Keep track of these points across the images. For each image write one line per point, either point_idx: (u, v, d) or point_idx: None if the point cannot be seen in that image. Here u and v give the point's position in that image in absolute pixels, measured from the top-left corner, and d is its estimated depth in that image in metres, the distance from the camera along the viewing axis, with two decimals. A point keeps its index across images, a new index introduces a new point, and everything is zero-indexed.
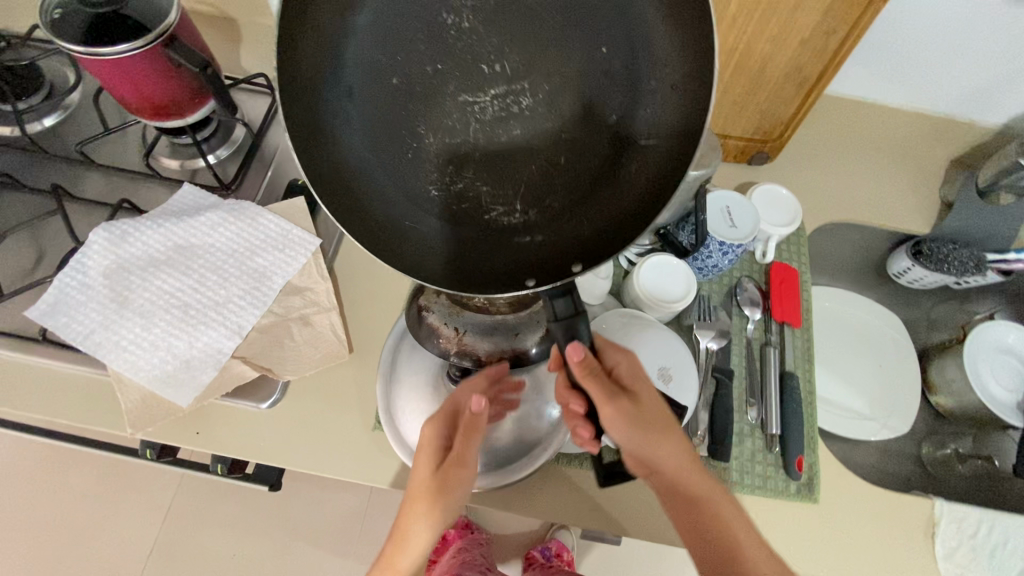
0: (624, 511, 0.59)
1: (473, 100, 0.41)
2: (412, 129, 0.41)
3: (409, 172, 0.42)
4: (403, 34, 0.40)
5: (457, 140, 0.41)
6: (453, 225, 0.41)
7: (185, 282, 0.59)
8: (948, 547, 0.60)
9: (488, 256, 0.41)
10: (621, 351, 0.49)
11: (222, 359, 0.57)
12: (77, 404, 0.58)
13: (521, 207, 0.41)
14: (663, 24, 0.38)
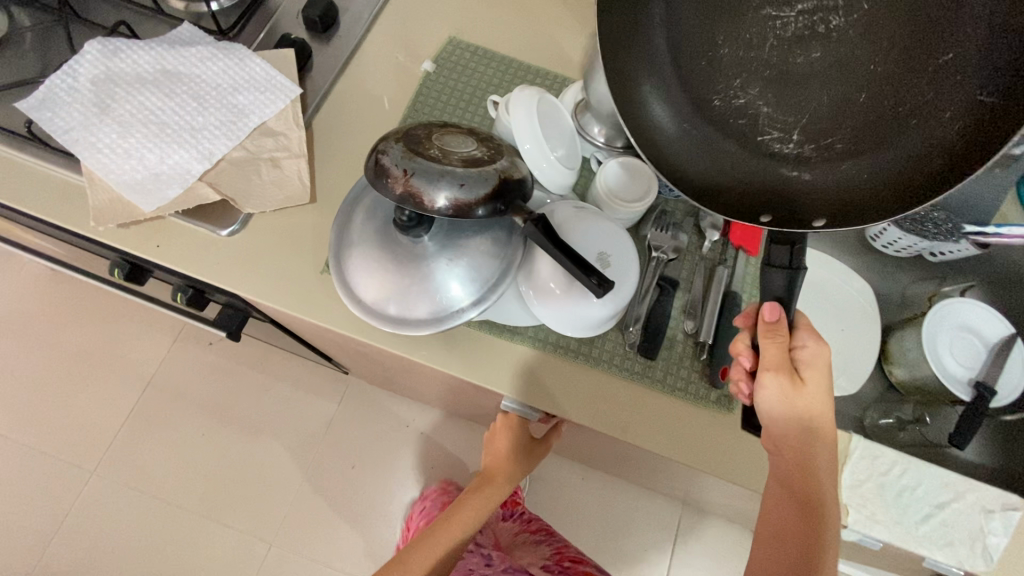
0: (546, 388, 0.61)
1: (780, 15, 0.51)
2: (713, 50, 0.52)
3: (716, 108, 0.53)
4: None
5: (751, 55, 0.52)
6: (705, 147, 0.53)
7: (169, 103, 0.62)
8: (855, 479, 0.61)
9: (744, 173, 0.53)
10: (814, 338, 0.52)
11: (189, 179, 0.60)
12: (52, 202, 0.62)
13: (795, 139, 0.52)
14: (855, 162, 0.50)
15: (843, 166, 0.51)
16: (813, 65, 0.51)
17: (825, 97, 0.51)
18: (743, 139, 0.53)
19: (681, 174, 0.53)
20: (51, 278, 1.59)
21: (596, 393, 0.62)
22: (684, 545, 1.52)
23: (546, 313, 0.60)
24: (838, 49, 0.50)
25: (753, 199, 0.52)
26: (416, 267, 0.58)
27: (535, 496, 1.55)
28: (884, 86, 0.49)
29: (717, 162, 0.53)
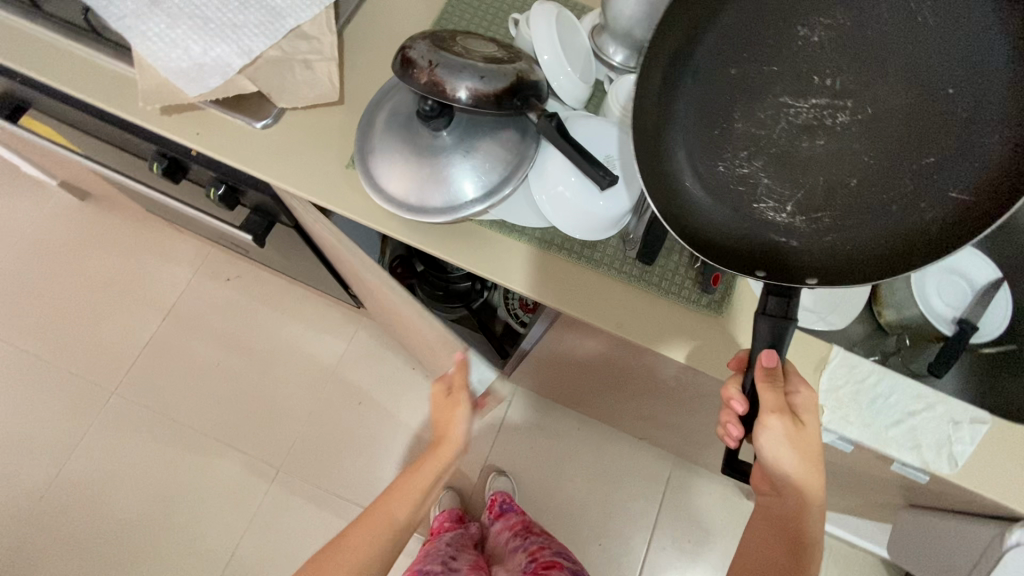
0: (549, 284, 0.66)
1: (794, 105, 0.55)
2: (727, 118, 0.56)
3: (724, 176, 0.57)
4: (728, 76, 0.55)
5: (762, 132, 0.56)
6: (710, 207, 0.57)
7: (213, 2, 0.66)
8: (833, 383, 0.65)
9: (741, 232, 0.57)
10: (805, 384, 0.57)
11: (229, 71, 0.64)
12: (101, 88, 0.67)
13: (789, 211, 0.56)
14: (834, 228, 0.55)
15: (827, 239, 0.55)
16: (815, 154, 0.55)
17: (821, 181, 0.55)
18: (740, 202, 0.57)
19: (689, 224, 0.57)
20: (79, 208, 1.65)
21: (595, 292, 0.67)
22: (674, 494, 1.58)
23: (554, 212, 0.65)
24: (837, 143, 0.55)
25: (748, 256, 0.57)
26: (436, 160, 0.63)
27: (533, 441, 1.60)
28: (874, 182, 0.54)
29: (719, 220, 0.57)
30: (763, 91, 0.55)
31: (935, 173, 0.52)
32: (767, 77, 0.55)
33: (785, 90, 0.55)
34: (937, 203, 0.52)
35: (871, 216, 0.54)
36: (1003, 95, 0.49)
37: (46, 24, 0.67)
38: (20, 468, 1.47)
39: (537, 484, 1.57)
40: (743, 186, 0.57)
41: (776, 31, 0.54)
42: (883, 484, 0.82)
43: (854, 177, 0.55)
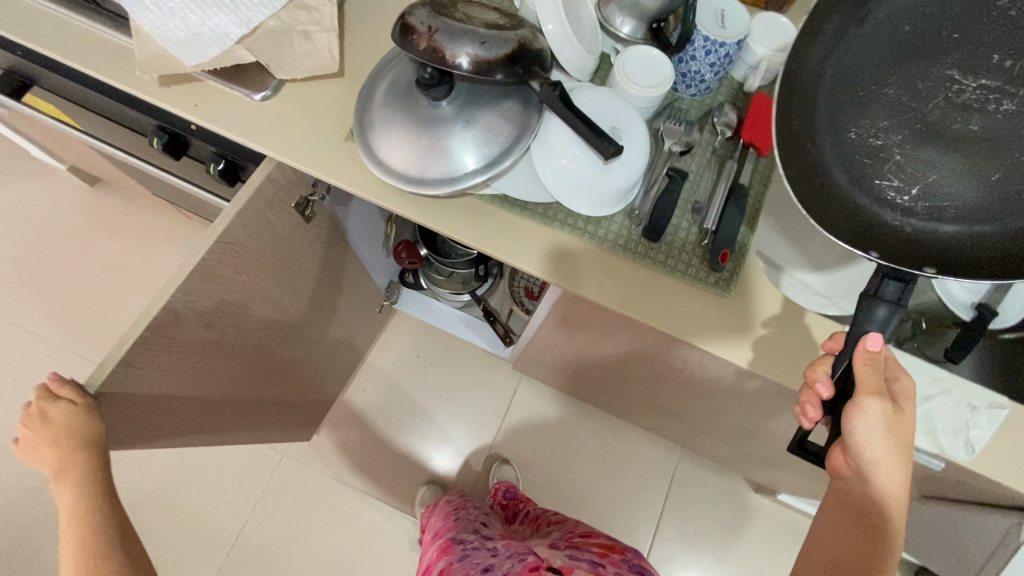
0: (553, 262, 0.64)
1: (961, 82, 0.49)
2: (879, 86, 0.51)
3: (875, 144, 0.52)
4: (891, 37, 0.49)
5: (911, 104, 0.51)
6: (836, 175, 0.53)
7: None
8: None
9: (854, 212, 0.54)
10: (904, 373, 0.55)
11: (227, 42, 0.63)
12: (99, 59, 0.66)
13: (908, 195, 0.52)
14: (952, 219, 0.52)
15: (943, 230, 0.52)
16: (964, 135, 0.50)
17: (961, 169, 0.51)
18: (865, 179, 0.53)
19: (815, 196, 0.54)
20: (90, 192, 1.67)
21: (600, 270, 0.64)
22: (679, 485, 1.56)
23: (555, 185, 0.63)
24: (995, 128, 0.49)
25: (870, 234, 0.53)
26: (437, 130, 0.61)
27: (536, 431, 1.59)
28: (1017, 176, 0.49)
29: (847, 190, 0.53)
30: (935, 57, 0.49)
31: None
32: (943, 41, 0.48)
33: (956, 61, 0.48)
34: None
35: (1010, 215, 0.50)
36: None
37: None
38: None
39: (541, 474, 1.56)
40: (875, 160, 0.52)
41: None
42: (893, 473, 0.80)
43: (998, 166, 0.50)
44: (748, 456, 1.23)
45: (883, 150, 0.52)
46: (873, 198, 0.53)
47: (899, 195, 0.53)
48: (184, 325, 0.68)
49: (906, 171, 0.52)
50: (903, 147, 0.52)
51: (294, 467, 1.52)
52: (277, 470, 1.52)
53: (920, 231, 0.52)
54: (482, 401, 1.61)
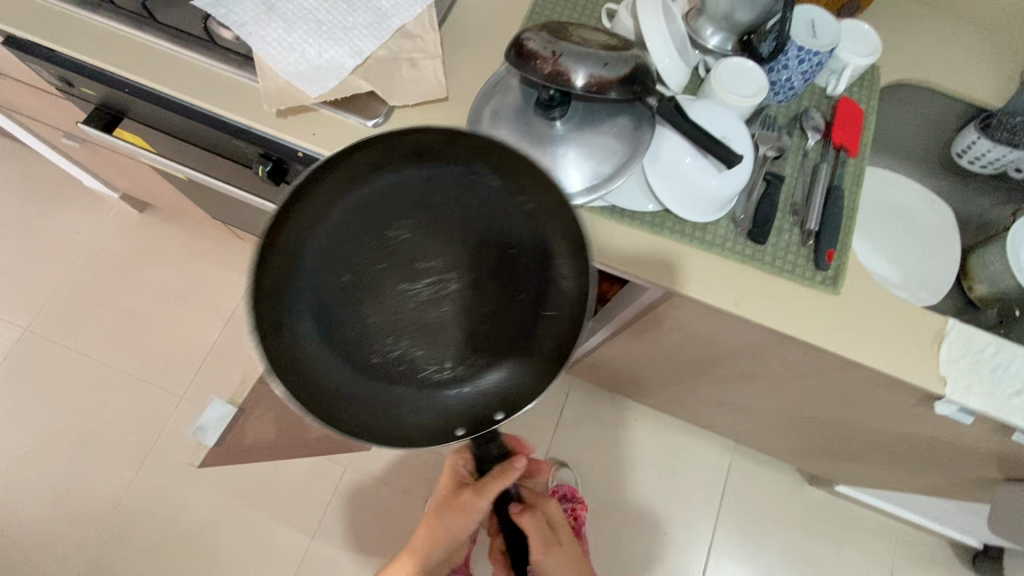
0: (666, 269, 0.67)
1: (410, 287, 0.53)
2: (336, 311, 0.50)
3: (342, 330, 0.50)
4: (312, 286, 0.49)
5: (396, 317, 0.52)
6: (342, 378, 0.50)
7: (323, 7, 0.69)
8: (952, 355, 0.65)
9: (388, 422, 0.50)
10: (542, 499, 0.83)
11: (343, 72, 0.67)
12: (219, 95, 0.69)
13: (448, 364, 0.53)
14: (440, 390, 0.53)
15: (467, 390, 0.53)
16: (442, 322, 0.53)
17: (419, 353, 0.53)
18: (352, 386, 0.50)
19: (347, 420, 0.48)
20: (139, 219, 1.70)
21: (710, 274, 0.67)
22: (735, 481, 1.58)
23: (665, 194, 0.66)
24: (436, 318, 0.53)
25: (324, 390, 0.49)
26: (550, 147, 0.64)
27: (590, 434, 1.61)
28: (464, 343, 0.53)
29: (304, 342, 0.49)
30: (329, 272, 0.50)
31: (529, 350, 0.53)
32: (366, 281, 0.51)
33: (422, 279, 0.53)
34: (541, 375, 0.52)
35: (507, 356, 0.53)
36: (541, 262, 0.52)
37: (165, 35, 0.70)
38: (96, 475, 1.51)
39: (598, 477, 1.58)
40: (371, 350, 0.51)
41: (440, 184, 0.51)
42: (981, 458, 0.82)
43: (473, 358, 0.53)
44: (812, 450, 1.25)
45: (350, 330, 0.51)
46: (374, 410, 0.50)
47: (411, 378, 0.52)
48: None
49: (403, 354, 0.52)
50: (381, 351, 0.52)
51: (356, 481, 1.54)
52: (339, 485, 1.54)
53: (437, 359, 0.53)
54: (534, 406, 1.63)
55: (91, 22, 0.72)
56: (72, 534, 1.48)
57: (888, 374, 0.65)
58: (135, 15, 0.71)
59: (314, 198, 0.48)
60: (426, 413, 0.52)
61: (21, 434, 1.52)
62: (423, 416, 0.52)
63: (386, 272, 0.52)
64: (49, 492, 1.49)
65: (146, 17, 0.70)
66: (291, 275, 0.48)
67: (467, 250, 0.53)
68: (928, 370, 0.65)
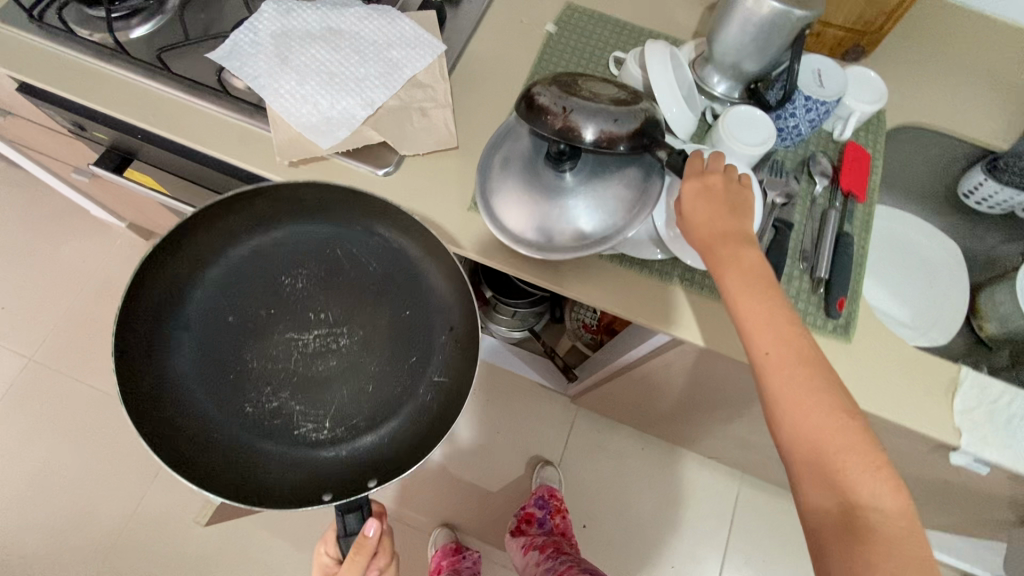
0: (677, 317, 0.67)
1: (300, 338, 0.69)
2: (236, 361, 0.67)
3: (213, 384, 0.66)
4: (219, 344, 0.67)
5: (278, 365, 0.68)
6: (229, 432, 0.64)
7: (335, 57, 0.69)
8: (966, 404, 0.64)
9: (297, 466, 0.65)
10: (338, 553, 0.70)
11: (355, 123, 0.67)
12: (232, 145, 0.70)
13: (326, 427, 0.67)
14: (294, 446, 0.66)
15: (337, 450, 0.67)
16: (325, 372, 0.68)
17: (302, 408, 0.67)
18: (270, 444, 0.65)
19: (251, 461, 0.64)
20: (145, 246, 1.71)
21: (722, 321, 0.67)
22: (743, 511, 1.56)
23: (676, 242, 0.65)
24: (339, 368, 0.69)
25: (195, 437, 0.63)
26: (559, 198, 0.65)
27: (596, 464, 1.60)
28: (314, 402, 0.67)
29: (178, 384, 0.64)
30: (264, 343, 0.68)
31: (353, 394, 0.68)
32: (270, 325, 0.68)
33: (314, 332, 0.69)
34: (359, 405, 0.68)
35: (357, 422, 0.67)
36: (358, 310, 0.69)
37: (179, 85, 0.70)
38: (98, 507, 1.50)
39: (604, 507, 1.56)
40: (282, 415, 0.66)
41: (330, 244, 0.69)
42: (996, 502, 0.81)
43: (325, 415, 0.67)
44: None
45: (249, 398, 0.66)
46: (270, 453, 0.65)
47: (277, 434, 0.66)
48: None
49: (304, 405, 0.67)
50: (306, 421, 0.67)
51: None
52: None
53: (288, 417, 0.67)
54: (539, 435, 1.62)
55: (107, 72, 0.73)
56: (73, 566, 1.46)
57: (903, 424, 0.64)
58: (149, 65, 0.71)
59: (221, 230, 0.67)
60: (275, 453, 0.65)
61: (25, 464, 1.51)
62: (273, 456, 0.65)
63: (295, 334, 0.69)
64: (51, 523, 1.48)
65: (160, 67, 0.71)
66: (177, 324, 0.66)
67: (328, 293, 0.69)
68: (942, 420, 0.64)
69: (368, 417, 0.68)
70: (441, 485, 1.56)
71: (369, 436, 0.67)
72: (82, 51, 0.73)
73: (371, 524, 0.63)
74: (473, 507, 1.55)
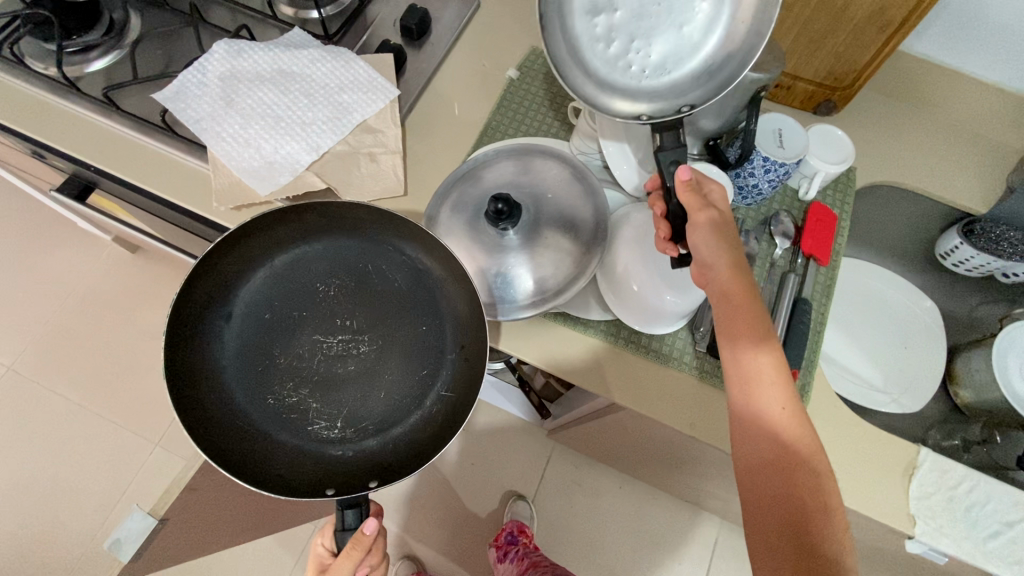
0: (620, 383, 0.63)
1: (325, 339, 0.59)
2: (263, 352, 0.57)
3: (241, 370, 0.56)
4: (250, 330, 0.57)
5: (302, 363, 0.58)
6: (243, 422, 0.55)
7: (284, 100, 0.68)
8: (923, 490, 0.61)
9: (303, 463, 0.55)
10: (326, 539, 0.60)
11: (298, 168, 0.66)
12: (176, 185, 0.68)
13: (340, 428, 0.57)
14: (307, 440, 0.56)
15: (350, 454, 0.56)
16: (349, 375, 0.58)
17: (321, 405, 0.57)
18: (281, 436, 0.55)
19: (256, 454, 0.54)
20: (130, 260, 1.71)
21: (668, 389, 0.63)
22: (722, 557, 1.50)
23: (620, 307, 0.63)
24: (361, 371, 0.58)
25: (212, 420, 0.53)
26: (499, 257, 0.62)
27: (572, 500, 1.55)
28: (340, 401, 0.57)
29: (208, 366, 0.55)
30: (292, 335, 0.58)
31: (376, 399, 0.58)
32: (299, 320, 0.59)
33: (343, 333, 0.59)
34: (381, 411, 0.57)
35: (377, 427, 0.57)
36: (398, 310, 0.60)
37: (126, 122, 0.69)
38: (65, 522, 1.49)
39: (576, 547, 1.51)
40: (302, 412, 0.57)
41: (366, 256, 0.60)
42: None
43: (346, 415, 0.57)
44: None
45: (265, 388, 0.57)
46: (279, 447, 0.55)
47: (294, 426, 0.56)
48: None
49: (324, 403, 0.57)
50: (322, 418, 0.57)
51: None
52: (309, 543, 1.49)
53: (309, 413, 0.57)
54: (514, 468, 1.58)
55: (60, 107, 0.72)
56: None
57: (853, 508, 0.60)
58: (98, 101, 0.71)
59: (273, 234, 0.58)
60: (288, 450, 0.55)
61: None
62: (282, 452, 0.55)
63: (323, 331, 0.59)
64: (18, 534, 1.47)
65: (107, 104, 0.70)
66: (207, 302, 0.56)
67: (366, 293, 0.60)
68: (897, 506, 0.60)
69: (390, 421, 0.57)
70: (411, 516, 1.52)
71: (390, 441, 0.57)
72: (36, 85, 0.72)
73: (371, 522, 0.54)
74: (443, 539, 1.51)
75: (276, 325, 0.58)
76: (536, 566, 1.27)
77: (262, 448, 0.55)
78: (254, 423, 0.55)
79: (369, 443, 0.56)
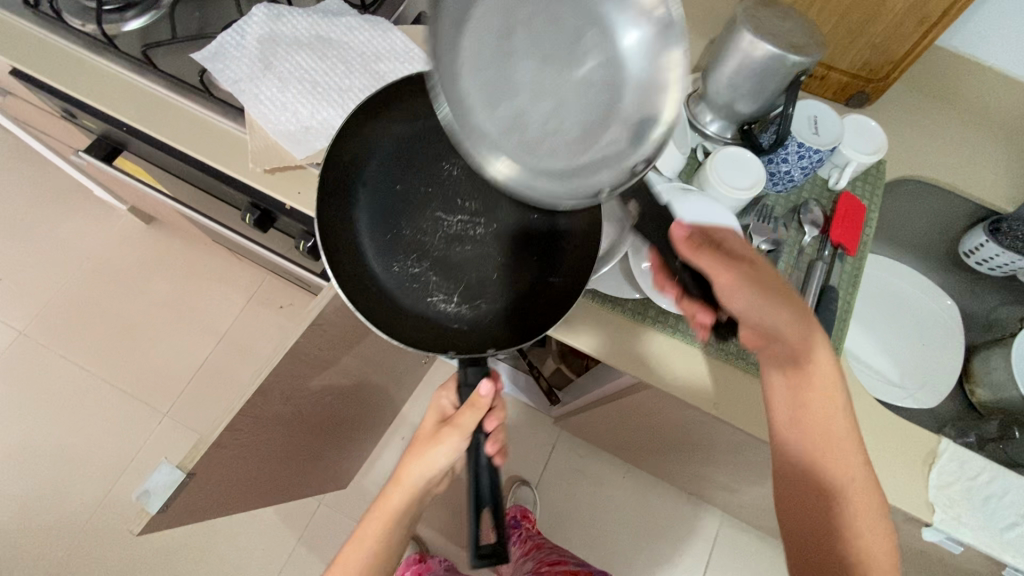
0: (646, 361, 0.64)
1: (446, 218, 0.63)
2: (393, 224, 0.63)
3: (374, 238, 0.63)
4: (381, 203, 0.63)
5: (425, 237, 0.63)
6: (378, 282, 0.62)
7: (320, 66, 0.68)
8: (942, 479, 0.61)
9: (425, 327, 0.61)
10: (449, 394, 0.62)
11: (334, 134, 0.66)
12: (210, 146, 0.69)
13: (458, 301, 0.62)
14: (430, 307, 0.62)
15: (467, 324, 0.62)
16: (466, 254, 0.63)
17: (441, 277, 0.63)
18: (408, 300, 0.62)
19: (389, 312, 0.61)
20: (144, 230, 1.71)
21: (693, 368, 0.64)
22: (721, 550, 1.52)
23: (650, 286, 0.62)
24: (478, 251, 0.63)
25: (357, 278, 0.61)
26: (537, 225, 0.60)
27: (575, 488, 1.56)
28: (458, 276, 0.62)
29: (349, 232, 0.62)
30: (418, 211, 0.63)
31: (489, 280, 0.63)
32: (424, 199, 0.63)
33: (462, 214, 0.63)
34: (493, 291, 0.62)
35: (490, 302, 0.62)
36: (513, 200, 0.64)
37: (163, 81, 0.70)
38: (70, 487, 1.49)
39: (577, 534, 1.52)
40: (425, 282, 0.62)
41: None
42: None
43: (465, 289, 0.62)
44: None
45: (394, 255, 0.63)
46: (408, 309, 0.61)
47: (419, 294, 0.62)
48: (272, 404, 0.68)
49: (444, 278, 0.63)
50: (442, 290, 0.62)
51: (331, 516, 1.50)
52: (313, 519, 1.50)
53: (431, 285, 0.62)
54: (519, 454, 1.59)
55: (96, 64, 0.73)
56: (42, 542, 1.46)
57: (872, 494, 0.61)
58: (136, 60, 0.71)
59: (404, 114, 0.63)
60: (414, 315, 0.61)
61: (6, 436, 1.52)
62: (410, 314, 0.61)
63: (445, 210, 0.63)
64: (23, 497, 1.48)
65: (146, 63, 0.70)
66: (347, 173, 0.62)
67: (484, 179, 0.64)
68: (915, 493, 0.61)
69: (502, 300, 0.62)
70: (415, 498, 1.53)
71: (503, 317, 0.62)
72: (74, 41, 0.73)
73: (484, 383, 0.55)
74: None
75: (403, 201, 0.63)
76: (540, 547, 1.27)
77: (393, 309, 0.61)
78: (387, 286, 0.62)
79: (484, 314, 0.62)
